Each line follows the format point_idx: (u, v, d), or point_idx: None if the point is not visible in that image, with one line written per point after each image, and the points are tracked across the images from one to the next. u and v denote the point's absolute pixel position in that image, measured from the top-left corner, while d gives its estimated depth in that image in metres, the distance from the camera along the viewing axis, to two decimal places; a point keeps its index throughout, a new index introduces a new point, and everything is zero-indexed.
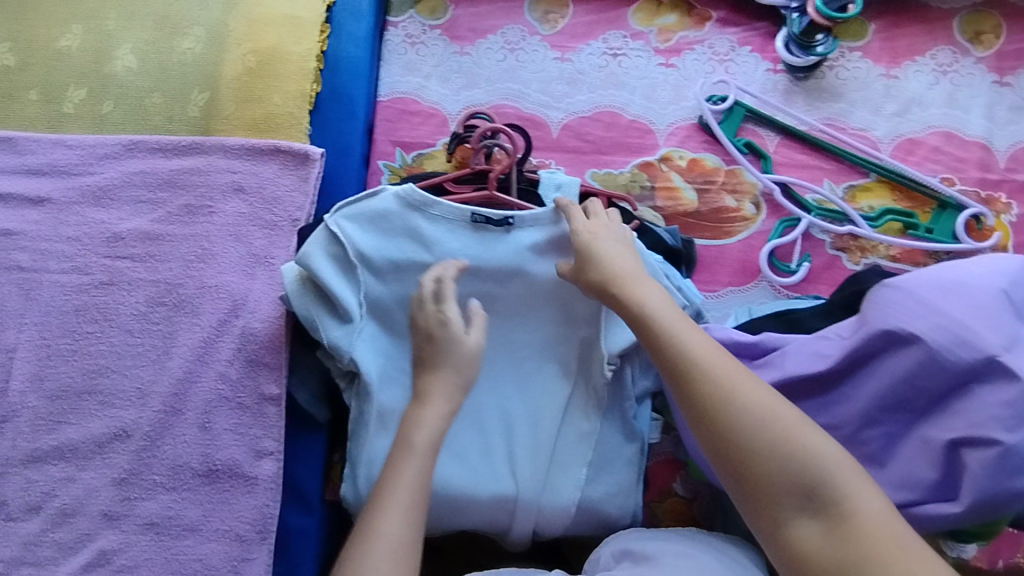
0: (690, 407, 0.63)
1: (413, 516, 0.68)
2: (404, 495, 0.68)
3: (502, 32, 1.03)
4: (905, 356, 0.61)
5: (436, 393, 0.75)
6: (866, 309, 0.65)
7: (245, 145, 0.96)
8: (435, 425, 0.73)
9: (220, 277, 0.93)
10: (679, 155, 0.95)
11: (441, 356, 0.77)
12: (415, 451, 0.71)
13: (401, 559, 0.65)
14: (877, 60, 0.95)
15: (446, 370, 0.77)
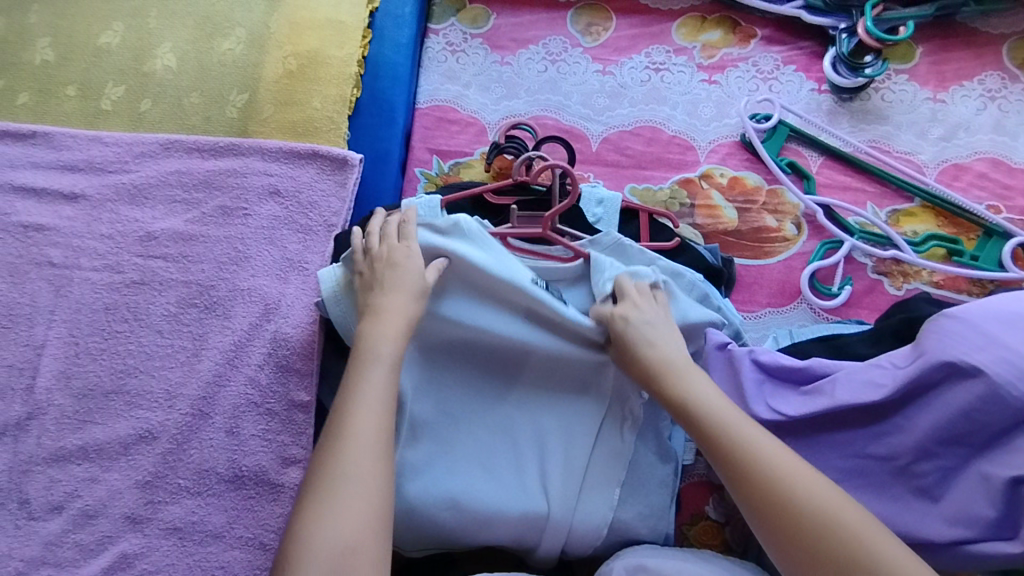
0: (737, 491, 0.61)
1: (385, 420, 0.67)
2: (375, 401, 0.68)
3: (544, 43, 1.02)
4: (966, 388, 0.59)
5: (392, 309, 0.74)
6: (922, 338, 0.63)
7: (283, 149, 0.95)
8: (398, 337, 0.72)
9: (253, 280, 0.92)
10: (720, 172, 0.94)
11: (389, 277, 0.76)
12: (382, 362, 0.70)
13: (376, 457, 0.65)
14: (924, 83, 0.94)
15: (403, 292, 0.75)
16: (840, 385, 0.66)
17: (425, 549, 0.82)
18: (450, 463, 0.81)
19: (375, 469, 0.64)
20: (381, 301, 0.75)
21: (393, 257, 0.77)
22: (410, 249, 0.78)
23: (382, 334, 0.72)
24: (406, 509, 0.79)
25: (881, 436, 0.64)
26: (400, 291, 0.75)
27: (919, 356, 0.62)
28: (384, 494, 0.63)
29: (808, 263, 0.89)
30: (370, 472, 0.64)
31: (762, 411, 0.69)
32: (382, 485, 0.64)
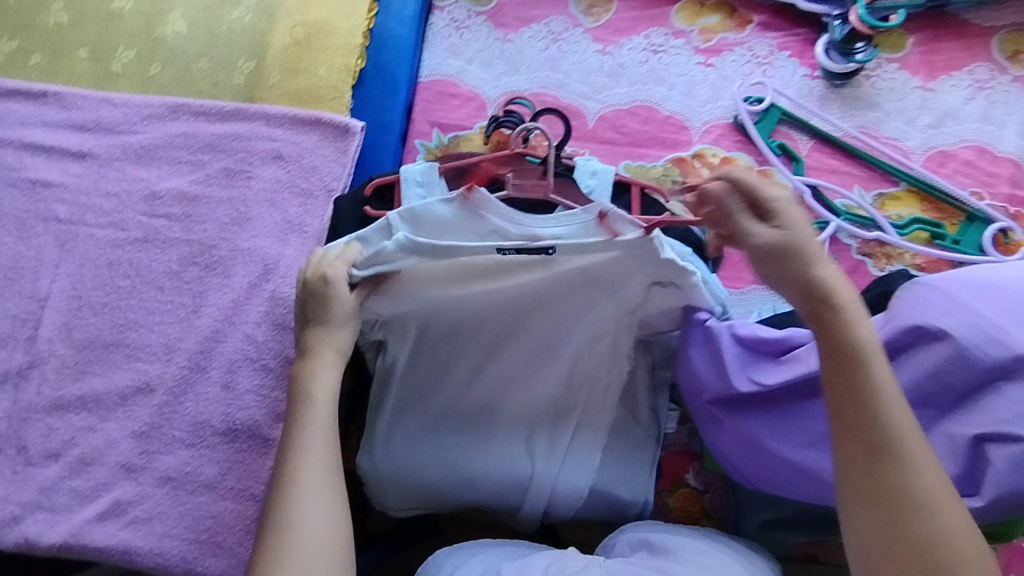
0: (871, 473, 0.57)
1: (327, 459, 0.68)
2: (315, 442, 0.69)
3: (546, 22, 1.04)
4: (934, 351, 0.61)
5: (329, 347, 0.74)
6: (895, 305, 0.66)
7: (286, 115, 0.97)
8: (332, 371, 0.73)
9: (253, 241, 0.94)
10: (713, 153, 0.97)
11: (323, 311, 0.73)
12: (319, 402, 0.71)
13: (330, 498, 0.66)
14: (914, 72, 0.96)
15: (331, 325, 0.74)
16: (814, 353, 0.70)
17: (411, 508, 0.85)
18: (442, 438, 0.83)
19: (327, 506, 0.66)
20: (311, 337, 0.74)
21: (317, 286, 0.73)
22: (329, 270, 0.72)
23: (315, 373, 0.72)
24: (395, 466, 0.82)
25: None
26: (327, 322, 0.74)
27: (892, 321, 0.65)
28: (343, 532, 0.65)
29: None
30: (324, 508, 0.66)
31: (743, 384, 0.73)
32: (342, 524, 0.66)
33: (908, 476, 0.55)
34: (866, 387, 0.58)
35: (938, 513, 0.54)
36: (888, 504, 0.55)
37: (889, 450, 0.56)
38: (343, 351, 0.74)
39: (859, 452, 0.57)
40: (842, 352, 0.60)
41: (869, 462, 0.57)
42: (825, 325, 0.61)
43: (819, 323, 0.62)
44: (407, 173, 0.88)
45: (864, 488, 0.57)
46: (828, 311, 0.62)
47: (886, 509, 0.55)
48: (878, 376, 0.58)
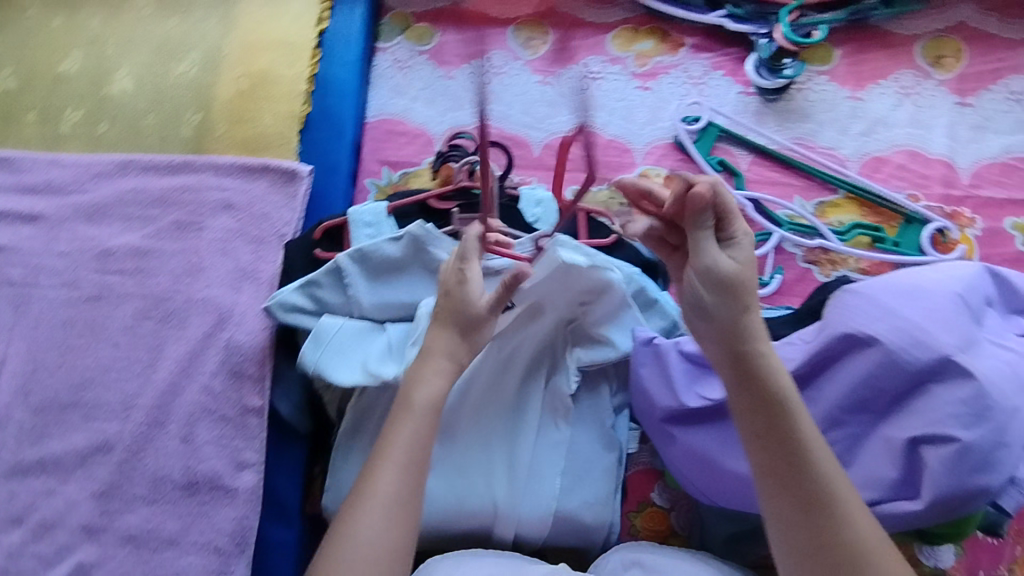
0: (798, 508, 0.58)
1: (407, 472, 0.67)
2: (398, 454, 0.68)
3: (487, 57, 1.06)
4: (865, 357, 0.62)
5: (438, 351, 0.73)
6: (827, 313, 0.66)
7: (234, 164, 0.99)
8: (436, 380, 0.72)
9: (208, 291, 0.94)
10: (655, 172, 0.98)
11: (453, 315, 0.74)
12: (416, 410, 0.70)
13: (399, 515, 0.65)
14: (843, 83, 0.99)
15: (458, 328, 0.74)
16: None
17: None
18: None
19: (390, 525, 0.65)
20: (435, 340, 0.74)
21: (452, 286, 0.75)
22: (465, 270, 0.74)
23: (424, 377, 0.72)
24: None
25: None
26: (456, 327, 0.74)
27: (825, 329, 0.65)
28: (405, 547, 0.65)
29: None
30: (393, 522, 0.65)
31: (692, 400, 0.75)
32: (404, 540, 0.65)
33: (846, 530, 0.56)
34: (791, 440, 0.59)
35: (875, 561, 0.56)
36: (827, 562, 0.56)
37: (824, 504, 0.57)
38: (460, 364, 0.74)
39: (786, 491, 0.58)
40: (765, 400, 0.60)
41: (803, 516, 0.57)
42: (747, 373, 0.61)
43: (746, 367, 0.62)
44: (356, 214, 0.90)
45: (802, 545, 0.57)
46: (751, 358, 0.62)
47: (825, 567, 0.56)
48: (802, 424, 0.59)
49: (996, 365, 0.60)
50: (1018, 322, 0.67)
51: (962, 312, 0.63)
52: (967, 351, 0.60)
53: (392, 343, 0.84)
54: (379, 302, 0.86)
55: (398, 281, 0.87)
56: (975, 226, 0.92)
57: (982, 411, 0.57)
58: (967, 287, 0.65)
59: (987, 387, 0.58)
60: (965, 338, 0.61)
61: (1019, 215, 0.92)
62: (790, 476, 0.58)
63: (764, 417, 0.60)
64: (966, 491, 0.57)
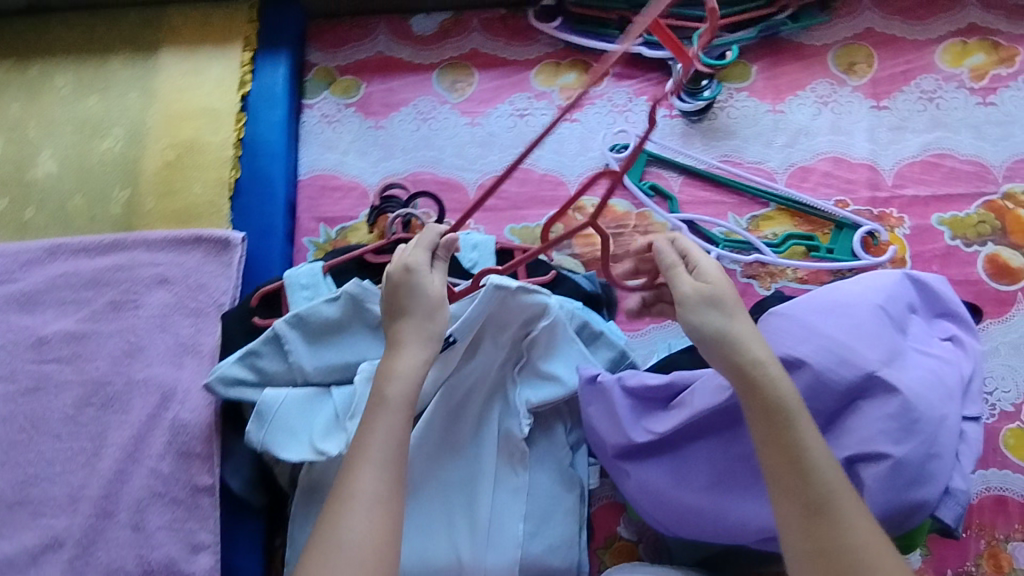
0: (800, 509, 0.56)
1: (390, 472, 0.64)
2: (376, 450, 0.65)
3: (414, 104, 1.07)
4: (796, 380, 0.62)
5: (409, 339, 0.70)
6: None
7: (166, 237, 0.97)
8: (410, 373, 0.69)
9: (149, 370, 0.92)
10: (591, 203, 1.00)
11: (412, 304, 0.71)
12: (393, 402, 0.67)
13: (382, 515, 0.62)
14: (762, 98, 1.01)
15: (419, 317, 0.71)
16: (696, 394, 0.72)
17: None
18: None
19: (372, 528, 0.61)
20: (400, 331, 0.71)
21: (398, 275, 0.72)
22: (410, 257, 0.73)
23: (401, 366, 0.69)
24: None
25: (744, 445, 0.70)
26: (413, 314, 0.71)
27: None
28: (391, 551, 0.61)
29: None
30: (377, 522, 0.62)
31: (639, 435, 0.75)
32: (387, 541, 0.61)
33: (846, 530, 0.55)
34: (793, 441, 0.57)
35: (876, 559, 0.54)
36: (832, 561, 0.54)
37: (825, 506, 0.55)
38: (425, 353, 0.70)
39: (790, 491, 0.56)
40: (767, 405, 0.59)
41: (807, 519, 0.55)
42: (749, 379, 0.60)
43: (746, 378, 0.60)
44: (292, 276, 0.89)
45: (807, 546, 0.55)
46: (752, 365, 0.60)
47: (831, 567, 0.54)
48: (804, 425, 0.58)
49: (920, 376, 0.61)
50: (943, 326, 0.69)
51: (885, 324, 0.64)
52: (891, 365, 0.61)
53: (337, 413, 0.82)
54: (322, 365, 0.85)
55: (340, 341, 0.86)
56: (904, 225, 0.94)
57: (909, 425, 0.59)
58: (888, 298, 0.66)
59: (911, 400, 0.59)
60: (889, 351, 0.63)
61: (944, 210, 0.95)
62: (790, 475, 0.57)
63: (766, 420, 0.58)
64: (903, 506, 0.58)
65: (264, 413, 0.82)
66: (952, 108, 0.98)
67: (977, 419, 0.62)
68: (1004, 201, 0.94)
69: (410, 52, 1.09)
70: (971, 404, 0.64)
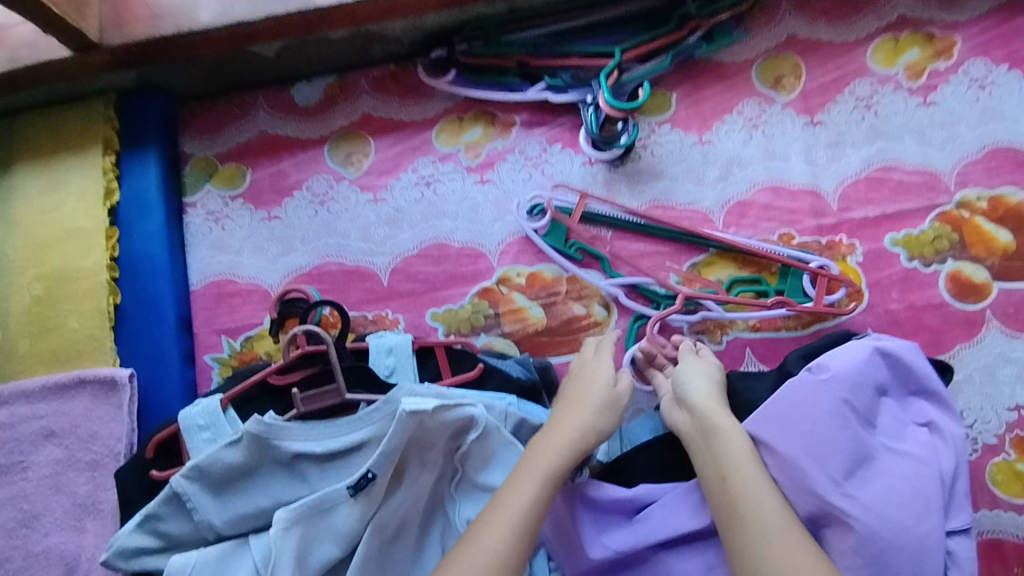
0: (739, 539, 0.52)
1: (522, 541, 0.60)
2: (511, 514, 0.61)
3: (308, 185, 0.96)
4: None
5: (568, 421, 0.68)
6: None
7: (46, 384, 0.86)
8: (562, 450, 0.66)
9: (47, 540, 0.82)
10: (516, 272, 0.90)
11: (589, 391, 0.71)
12: (540, 473, 0.64)
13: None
14: (687, 129, 0.92)
15: (595, 405, 0.70)
16: (666, 514, 0.65)
17: None
18: None
19: None
20: (570, 411, 0.70)
21: (584, 369, 0.74)
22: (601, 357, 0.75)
23: (553, 441, 0.66)
24: None
25: (713, 568, 0.63)
26: (588, 400, 0.70)
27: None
28: None
29: (625, 345, 0.86)
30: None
31: (597, 551, 0.67)
32: None
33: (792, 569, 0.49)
34: (732, 470, 0.55)
35: None
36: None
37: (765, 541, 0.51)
38: (589, 443, 0.68)
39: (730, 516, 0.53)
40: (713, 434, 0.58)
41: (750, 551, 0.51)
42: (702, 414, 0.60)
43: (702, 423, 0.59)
44: (186, 418, 0.78)
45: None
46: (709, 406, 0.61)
47: None
48: (748, 458, 0.56)
49: (886, 489, 0.54)
50: (918, 407, 0.60)
51: (849, 423, 0.56)
52: (850, 481, 0.54)
53: (257, 568, 0.73)
54: (233, 517, 0.76)
55: (251, 485, 0.76)
56: (856, 252, 0.86)
57: (876, 558, 0.51)
58: (851, 387, 0.58)
59: (872, 526, 0.52)
60: (849, 460, 0.55)
61: (896, 229, 0.86)
62: (734, 512, 0.53)
63: (714, 462, 0.57)
64: None
65: None
66: (891, 114, 0.89)
67: (964, 532, 0.54)
68: (959, 210, 0.85)
69: (296, 127, 0.98)
70: (958, 510, 0.56)
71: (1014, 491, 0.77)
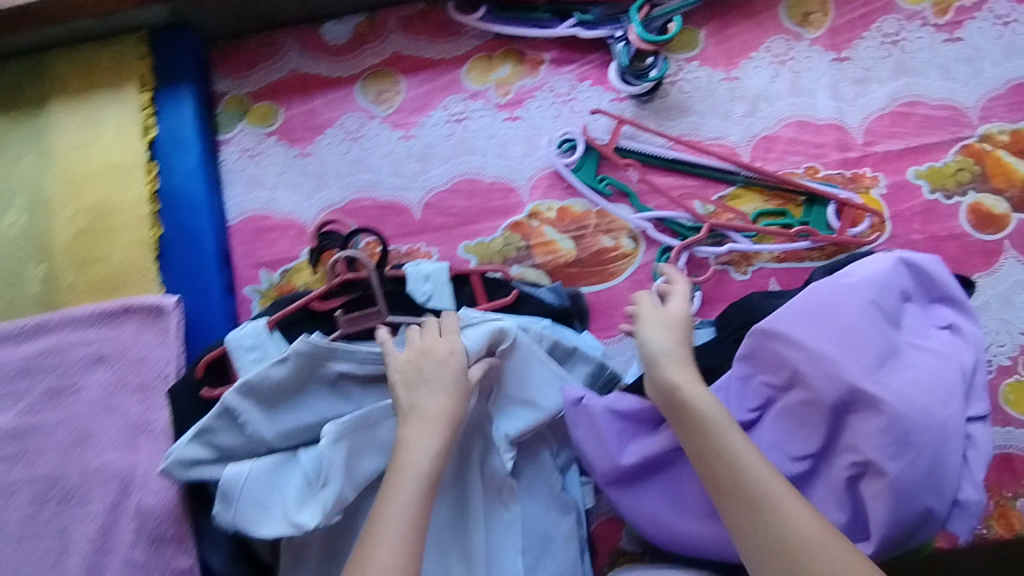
0: (733, 505, 0.57)
1: (413, 541, 0.63)
2: (393, 520, 0.64)
3: (340, 123, 0.98)
4: (793, 395, 0.61)
5: (434, 418, 0.71)
6: (750, 350, 0.64)
7: (94, 312, 0.89)
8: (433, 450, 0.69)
9: (103, 457, 0.86)
10: (547, 207, 0.92)
11: (439, 377, 0.73)
12: (413, 476, 0.67)
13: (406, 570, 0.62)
14: (715, 65, 0.93)
15: (447, 395, 0.72)
16: None
17: None
18: None
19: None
20: (427, 405, 0.71)
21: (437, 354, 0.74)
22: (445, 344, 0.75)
23: (422, 441, 0.69)
24: None
25: None
26: (444, 391, 0.72)
27: (758, 359, 0.63)
28: None
29: (652, 276, 0.88)
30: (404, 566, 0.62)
31: (627, 457, 0.71)
32: None
33: (785, 522, 0.54)
34: (711, 442, 0.59)
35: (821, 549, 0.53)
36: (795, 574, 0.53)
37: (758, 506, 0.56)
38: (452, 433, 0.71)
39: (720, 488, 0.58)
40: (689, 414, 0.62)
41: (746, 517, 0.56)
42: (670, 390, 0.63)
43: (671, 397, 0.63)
44: (234, 340, 0.82)
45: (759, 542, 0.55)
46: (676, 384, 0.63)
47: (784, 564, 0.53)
48: (723, 429, 0.60)
49: (913, 378, 0.56)
50: (940, 312, 0.63)
51: (877, 321, 0.59)
52: (880, 370, 0.57)
53: (309, 479, 0.77)
54: (283, 432, 0.80)
55: (300, 404, 0.80)
56: (880, 185, 0.88)
57: (904, 438, 0.54)
58: (880, 290, 0.61)
59: (901, 409, 0.55)
60: (879, 352, 0.58)
61: (919, 162, 0.88)
62: (723, 480, 0.58)
63: (694, 435, 0.61)
64: (917, 523, 0.54)
65: (229, 492, 0.76)
66: (917, 50, 0.91)
67: (983, 418, 0.57)
68: (982, 143, 0.87)
69: (327, 65, 1.00)
70: (977, 401, 0.59)
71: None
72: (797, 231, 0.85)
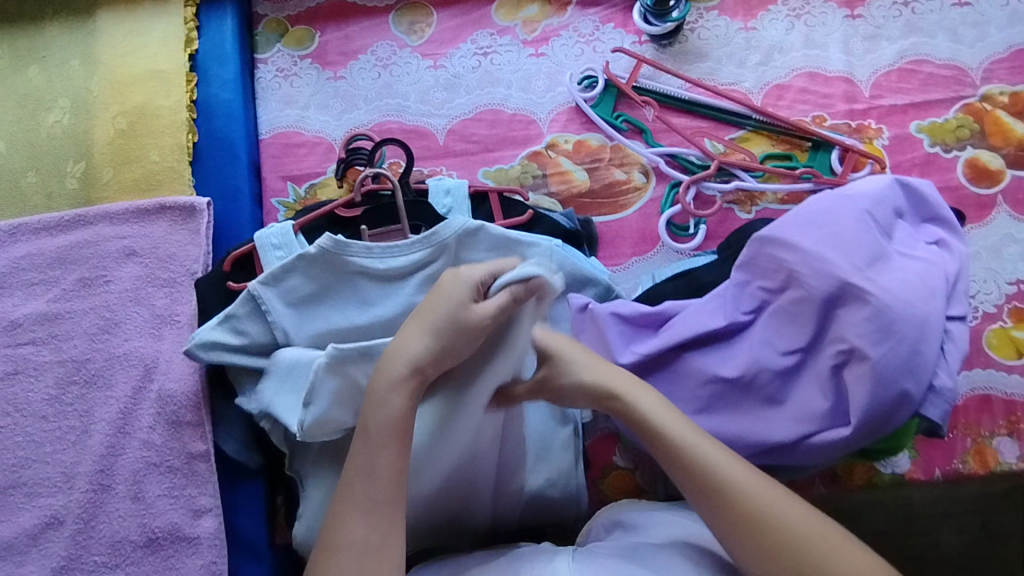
0: (694, 488, 0.61)
1: (380, 506, 0.61)
2: (359, 487, 0.62)
3: (372, 50, 1.02)
4: (789, 294, 0.65)
5: (400, 366, 0.64)
6: (750, 257, 0.68)
7: (130, 209, 0.94)
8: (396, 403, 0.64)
9: (128, 344, 0.90)
10: (564, 139, 0.97)
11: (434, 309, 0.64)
12: (373, 435, 0.63)
13: (378, 536, 0.60)
14: (733, 15, 0.98)
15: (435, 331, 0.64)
16: (689, 319, 0.70)
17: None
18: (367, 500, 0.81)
19: (380, 543, 0.60)
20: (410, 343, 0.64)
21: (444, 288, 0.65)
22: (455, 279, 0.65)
23: (379, 391, 0.64)
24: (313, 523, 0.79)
25: None
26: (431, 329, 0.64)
27: (756, 267, 0.68)
28: (390, 555, 0.60)
29: (660, 210, 0.92)
30: (374, 535, 0.60)
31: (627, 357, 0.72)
32: (385, 548, 0.60)
33: (740, 493, 0.60)
34: (661, 434, 0.64)
35: (776, 506, 0.59)
36: (760, 535, 0.58)
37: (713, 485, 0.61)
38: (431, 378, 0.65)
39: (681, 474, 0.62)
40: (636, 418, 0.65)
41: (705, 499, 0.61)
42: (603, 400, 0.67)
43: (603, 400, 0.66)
44: (261, 238, 0.86)
45: (722, 515, 0.60)
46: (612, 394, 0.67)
47: (746, 529, 0.58)
48: (666, 424, 0.64)
49: (901, 279, 0.61)
50: (930, 230, 0.68)
51: (872, 228, 0.64)
52: (871, 269, 0.61)
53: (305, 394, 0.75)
54: (302, 326, 0.83)
55: (319, 301, 0.84)
56: (883, 135, 0.92)
57: (887, 326, 0.60)
58: (874, 202, 0.65)
59: (886, 302, 0.60)
60: (870, 255, 0.62)
61: (922, 117, 0.92)
62: (683, 464, 0.62)
63: (645, 432, 0.65)
64: (888, 404, 0.60)
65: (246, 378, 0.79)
66: (927, 11, 0.95)
67: (961, 318, 0.63)
68: (982, 103, 0.92)
69: None
70: (959, 304, 0.65)
71: (1007, 354, 0.85)
72: (802, 172, 0.89)
